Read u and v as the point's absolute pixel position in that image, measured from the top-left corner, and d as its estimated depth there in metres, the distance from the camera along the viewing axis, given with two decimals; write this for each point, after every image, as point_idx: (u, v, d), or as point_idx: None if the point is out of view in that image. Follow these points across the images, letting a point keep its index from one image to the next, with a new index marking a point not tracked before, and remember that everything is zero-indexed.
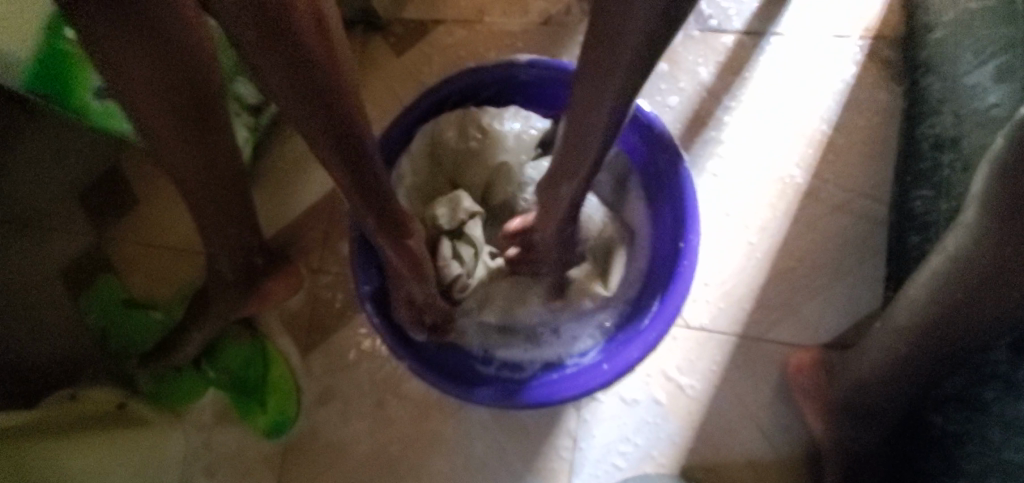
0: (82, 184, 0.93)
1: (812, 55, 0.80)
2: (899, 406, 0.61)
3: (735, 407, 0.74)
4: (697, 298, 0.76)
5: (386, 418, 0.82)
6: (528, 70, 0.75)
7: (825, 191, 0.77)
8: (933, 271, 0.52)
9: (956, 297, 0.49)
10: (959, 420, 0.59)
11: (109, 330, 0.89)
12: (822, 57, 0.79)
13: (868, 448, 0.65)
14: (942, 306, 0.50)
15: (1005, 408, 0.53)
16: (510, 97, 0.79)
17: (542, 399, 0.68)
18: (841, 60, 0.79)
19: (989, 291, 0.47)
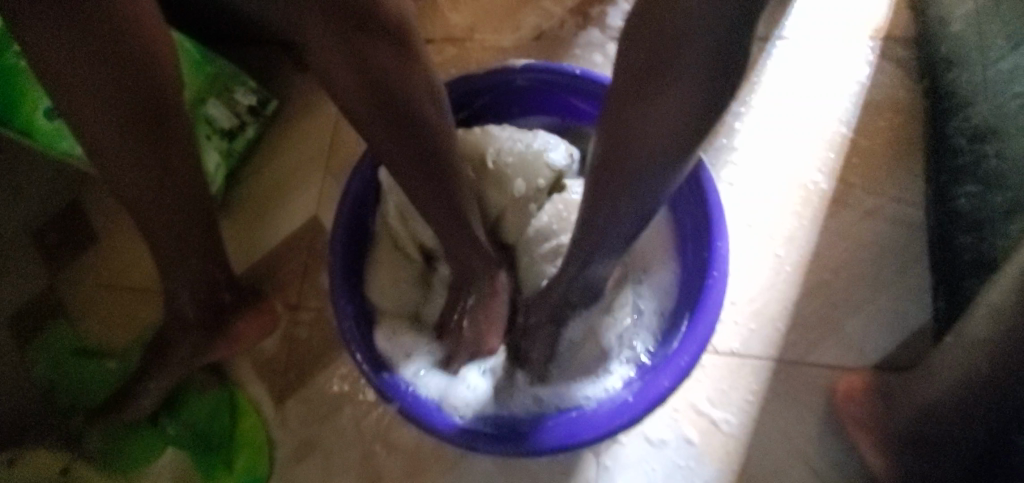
0: (39, 222, 0.85)
1: (822, 57, 0.76)
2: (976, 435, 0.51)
3: (778, 445, 0.64)
4: (724, 320, 0.68)
5: (375, 474, 0.71)
6: (525, 76, 0.70)
7: (852, 196, 0.70)
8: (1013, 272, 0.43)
9: None
10: None
11: (57, 383, 0.78)
12: (833, 59, 0.75)
13: None
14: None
15: None
16: (507, 108, 0.74)
17: (565, 441, 0.58)
18: (855, 62, 0.75)
19: None
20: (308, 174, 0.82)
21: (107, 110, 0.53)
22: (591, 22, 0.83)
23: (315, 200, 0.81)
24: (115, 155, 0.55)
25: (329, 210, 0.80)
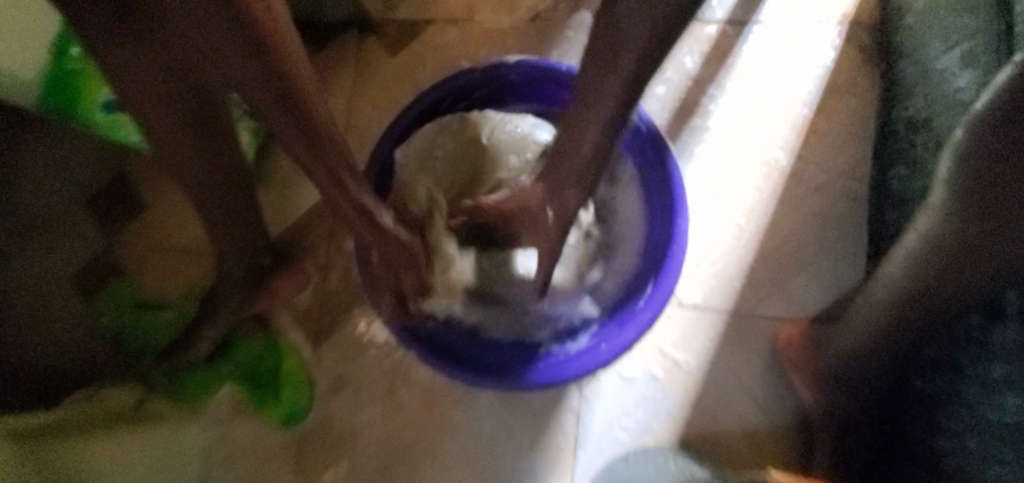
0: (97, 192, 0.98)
1: (792, 41, 0.83)
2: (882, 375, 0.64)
3: (729, 381, 0.78)
4: (689, 279, 0.80)
5: (396, 406, 0.86)
6: (518, 69, 0.78)
7: (806, 172, 0.80)
8: (906, 253, 0.54)
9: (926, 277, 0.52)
10: (934, 384, 0.62)
11: (122, 331, 0.91)
12: (803, 43, 0.83)
13: (852, 414, 0.68)
14: (917, 280, 0.53)
15: (982, 370, 0.55)
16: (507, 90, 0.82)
17: (545, 380, 0.72)
18: (822, 46, 0.82)
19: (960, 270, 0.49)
20: None
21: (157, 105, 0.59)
22: (583, 4, 0.90)
23: None
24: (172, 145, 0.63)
25: None
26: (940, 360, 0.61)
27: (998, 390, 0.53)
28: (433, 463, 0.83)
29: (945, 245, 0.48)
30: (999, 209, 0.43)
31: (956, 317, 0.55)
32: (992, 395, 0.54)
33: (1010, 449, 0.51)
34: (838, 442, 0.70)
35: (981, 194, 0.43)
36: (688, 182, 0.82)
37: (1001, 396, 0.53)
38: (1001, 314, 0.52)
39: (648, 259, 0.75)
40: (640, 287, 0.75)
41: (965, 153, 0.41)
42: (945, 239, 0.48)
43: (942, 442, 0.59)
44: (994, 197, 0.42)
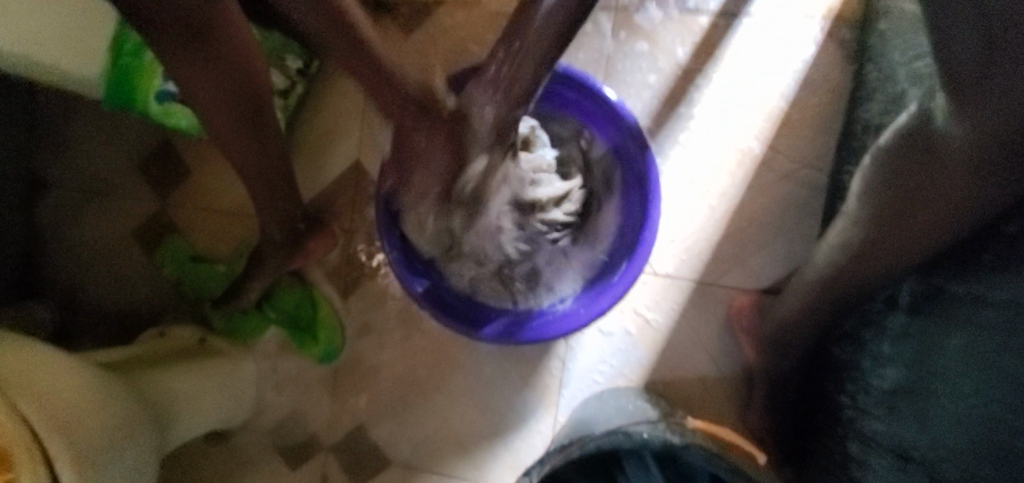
0: (150, 157, 1.11)
1: (775, 35, 0.89)
2: (807, 341, 0.79)
3: (689, 338, 0.92)
4: (663, 253, 0.93)
5: (412, 348, 1.03)
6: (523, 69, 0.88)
7: (775, 160, 0.90)
8: (833, 241, 0.68)
9: (845, 262, 0.65)
10: (849, 350, 0.74)
11: (181, 280, 1.09)
12: (785, 38, 0.89)
13: (784, 369, 0.83)
14: (839, 264, 0.67)
15: (880, 345, 0.68)
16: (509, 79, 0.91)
17: (534, 336, 0.89)
18: (804, 41, 0.89)
19: (868, 257, 0.63)
20: (350, 124, 1.02)
21: (207, 94, 0.72)
22: None
23: (356, 146, 1.03)
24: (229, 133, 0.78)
25: (368, 154, 1.02)
26: (852, 331, 0.73)
27: (890, 360, 0.67)
28: (443, 394, 1.02)
29: (856, 240, 0.63)
30: (897, 215, 0.58)
31: (866, 298, 0.68)
32: (883, 363, 0.67)
33: (892, 407, 0.65)
34: (770, 391, 0.85)
35: (888, 199, 0.58)
36: (669, 167, 0.92)
37: (894, 366, 0.66)
38: (897, 300, 0.66)
39: (625, 238, 0.88)
40: (617, 263, 0.88)
41: (882, 166, 0.58)
42: (857, 233, 0.63)
43: (845, 399, 0.73)
44: (895, 205, 0.58)
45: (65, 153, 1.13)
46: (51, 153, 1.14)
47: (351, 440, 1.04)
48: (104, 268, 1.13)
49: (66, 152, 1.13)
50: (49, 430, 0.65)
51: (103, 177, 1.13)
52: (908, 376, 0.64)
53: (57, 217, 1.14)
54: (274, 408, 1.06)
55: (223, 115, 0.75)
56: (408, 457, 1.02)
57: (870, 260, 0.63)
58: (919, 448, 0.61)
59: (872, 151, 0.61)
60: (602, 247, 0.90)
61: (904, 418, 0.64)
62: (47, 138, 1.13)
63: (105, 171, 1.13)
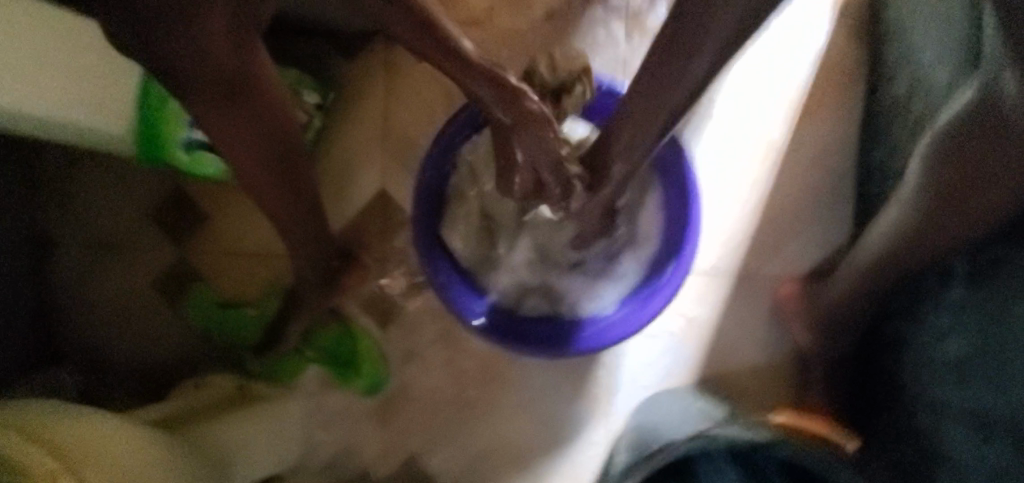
0: (167, 206, 1.09)
1: (789, 24, 0.91)
2: (863, 323, 0.80)
3: (738, 332, 0.93)
4: (703, 248, 0.93)
5: (458, 370, 1.02)
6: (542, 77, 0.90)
7: (804, 146, 0.91)
8: (886, 220, 0.68)
9: (903, 241, 0.67)
10: (905, 328, 0.78)
11: (212, 327, 1.07)
12: (799, 26, 0.91)
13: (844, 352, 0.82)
14: (899, 242, 0.67)
15: (939, 317, 0.74)
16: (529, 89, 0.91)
17: (590, 345, 0.87)
18: (817, 29, 0.91)
19: (927, 233, 0.64)
20: (373, 153, 1.02)
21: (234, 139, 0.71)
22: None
23: (381, 174, 1.02)
24: (260, 172, 0.77)
25: (393, 181, 1.02)
26: (908, 308, 0.78)
27: (949, 331, 0.73)
28: (495, 414, 1.01)
29: (915, 219, 0.64)
30: (957, 190, 0.59)
31: (920, 276, 0.73)
32: (950, 333, 0.73)
33: (960, 374, 0.71)
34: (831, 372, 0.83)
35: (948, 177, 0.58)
36: (699, 164, 0.93)
37: (956, 336, 0.72)
38: (951, 276, 0.74)
39: (669, 237, 0.88)
40: (662, 263, 0.88)
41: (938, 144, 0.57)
42: (913, 215, 0.63)
43: (906, 371, 0.77)
44: (955, 181, 0.58)
45: (75, 211, 1.10)
46: (60, 212, 1.10)
47: (405, 471, 1.02)
48: (127, 324, 1.09)
49: (76, 210, 1.10)
50: None
51: (118, 231, 1.10)
52: (974, 342, 0.71)
53: (72, 277, 1.10)
54: (322, 447, 1.04)
55: (258, 157, 0.74)
56: (465, 482, 1.01)
57: (930, 235, 0.64)
58: (1006, 412, 0.68)
59: (929, 130, 0.60)
60: (644, 250, 0.90)
61: (989, 386, 0.69)
62: (55, 197, 1.10)
63: (119, 224, 1.10)
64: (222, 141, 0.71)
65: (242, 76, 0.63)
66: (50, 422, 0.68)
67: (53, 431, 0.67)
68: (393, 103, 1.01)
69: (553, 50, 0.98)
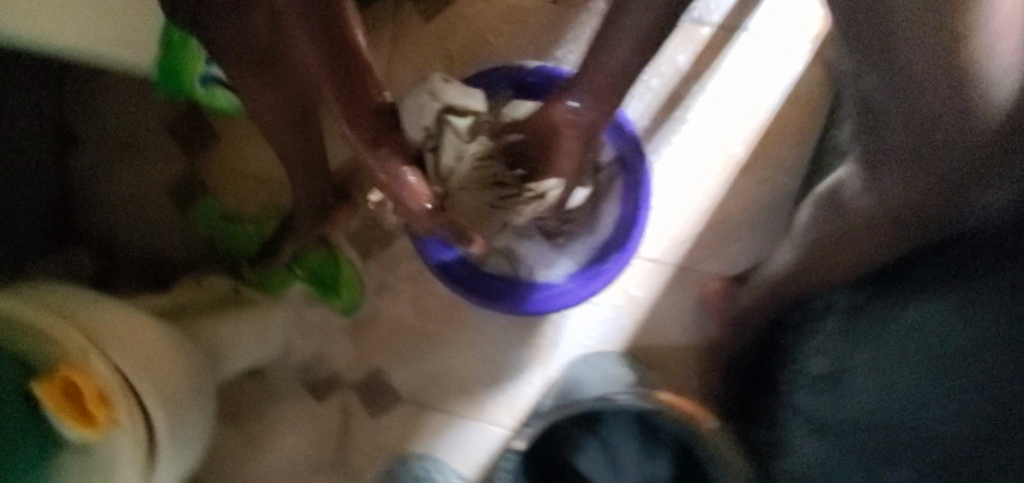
0: (182, 118, 1.20)
1: (766, 53, 1.02)
2: (759, 330, 0.93)
3: (669, 314, 1.07)
4: (653, 239, 1.06)
5: (425, 306, 1.18)
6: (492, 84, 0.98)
7: (758, 163, 1.03)
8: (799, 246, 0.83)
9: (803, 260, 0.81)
10: (791, 336, 0.84)
11: (213, 235, 1.20)
12: (774, 57, 1.02)
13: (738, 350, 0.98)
14: (804, 260, 0.81)
15: (816, 335, 0.78)
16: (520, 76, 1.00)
17: (537, 308, 1.02)
18: (789, 62, 1.02)
19: (821, 265, 0.79)
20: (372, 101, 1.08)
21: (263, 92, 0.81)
22: None
23: None
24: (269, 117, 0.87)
25: None
26: (795, 321, 0.84)
27: (821, 345, 0.76)
28: (451, 346, 1.18)
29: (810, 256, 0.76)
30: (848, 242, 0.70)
31: (806, 299, 0.81)
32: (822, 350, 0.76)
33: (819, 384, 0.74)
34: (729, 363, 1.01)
35: None
36: (664, 164, 1.04)
37: (823, 351, 0.75)
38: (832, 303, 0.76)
39: (620, 227, 1.01)
40: (610, 250, 1.01)
41: None
42: None
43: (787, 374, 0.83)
44: None
45: (97, 110, 1.20)
46: (83, 109, 1.21)
47: (371, 380, 1.20)
48: (137, 220, 1.22)
49: (99, 108, 1.20)
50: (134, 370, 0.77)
51: (135, 134, 1.21)
52: (836, 365, 0.72)
53: (90, 169, 1.21)
54: (302, 350, 1.21)
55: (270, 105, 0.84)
56: (419, 396, 1.19)
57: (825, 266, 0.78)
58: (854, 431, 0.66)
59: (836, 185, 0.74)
60: (601, 233, 1.02)
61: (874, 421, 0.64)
62: (79, 94, 1.20)
63: (137, 128, 1.21)
64: (242, 89, 0.81)
65: (263, 40, 0.73)
66: (72, 297, 0.81)
67: (75, 303, 0.80)
68: (396, 58, 1.08)
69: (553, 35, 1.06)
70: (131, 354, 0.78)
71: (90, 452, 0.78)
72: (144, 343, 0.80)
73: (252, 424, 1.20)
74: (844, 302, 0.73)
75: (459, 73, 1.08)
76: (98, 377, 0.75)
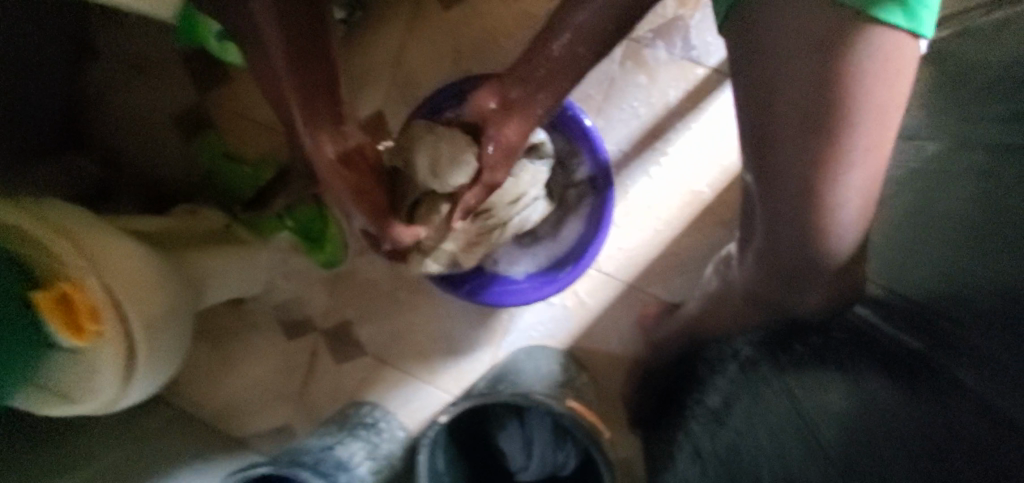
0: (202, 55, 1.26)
1: None
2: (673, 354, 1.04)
3: (611, 325, 1.17)
4: (610, 256, 1.15)
5: (398, 273, 1.29)
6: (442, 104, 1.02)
7: (719, 205, 1.11)
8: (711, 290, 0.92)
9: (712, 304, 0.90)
10: (700, 370, 0.93)
11: (215, 172, 1.28)
12: None
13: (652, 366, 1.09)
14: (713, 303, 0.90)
15: (721, 378, 0.86)
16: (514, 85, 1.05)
17: (490, 300, 1.11)
18: None
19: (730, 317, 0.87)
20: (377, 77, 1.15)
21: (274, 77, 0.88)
22: None
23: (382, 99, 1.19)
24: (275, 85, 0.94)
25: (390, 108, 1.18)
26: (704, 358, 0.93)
27: (722, 386, 0.84)
28: (415, 313, 1.29)
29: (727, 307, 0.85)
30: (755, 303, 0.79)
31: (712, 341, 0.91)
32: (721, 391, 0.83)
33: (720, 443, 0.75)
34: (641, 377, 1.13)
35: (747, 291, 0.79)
36: (634, 189, 1.12)
37: (722, 391, 0.83)
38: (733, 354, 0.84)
39: (581, 240, 1.09)
40: (567, 260, 1.10)
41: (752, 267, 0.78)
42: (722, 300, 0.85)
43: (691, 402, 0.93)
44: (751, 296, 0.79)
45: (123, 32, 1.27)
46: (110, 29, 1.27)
47: (338, 329, 1.32)
48: (147, 144, 1.30)
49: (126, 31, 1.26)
50: (123, 291, 0.88)
51: (156, 62, 1.27)
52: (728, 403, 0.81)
53: (110, 88, 1.28)
54: (282, 290, 1.32)
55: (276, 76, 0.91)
56: (379, 352, 1.30)
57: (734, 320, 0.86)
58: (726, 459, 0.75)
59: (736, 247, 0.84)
60: (563, 242, 1.11)
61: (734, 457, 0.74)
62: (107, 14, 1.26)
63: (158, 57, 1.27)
64: None
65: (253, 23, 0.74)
66: (68, 211, 0.89)
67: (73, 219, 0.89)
68: (408, 41, 1.14)
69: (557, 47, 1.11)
70: (123, 279, 0.88)
71: (78, 356, 0.90)
72: (133, 265, 0.90)
73: (228, 346, 1.33)
74: (746, 352, 0.80)
75: (464, 65, 1.14)
76: (90, 293, 0.86)
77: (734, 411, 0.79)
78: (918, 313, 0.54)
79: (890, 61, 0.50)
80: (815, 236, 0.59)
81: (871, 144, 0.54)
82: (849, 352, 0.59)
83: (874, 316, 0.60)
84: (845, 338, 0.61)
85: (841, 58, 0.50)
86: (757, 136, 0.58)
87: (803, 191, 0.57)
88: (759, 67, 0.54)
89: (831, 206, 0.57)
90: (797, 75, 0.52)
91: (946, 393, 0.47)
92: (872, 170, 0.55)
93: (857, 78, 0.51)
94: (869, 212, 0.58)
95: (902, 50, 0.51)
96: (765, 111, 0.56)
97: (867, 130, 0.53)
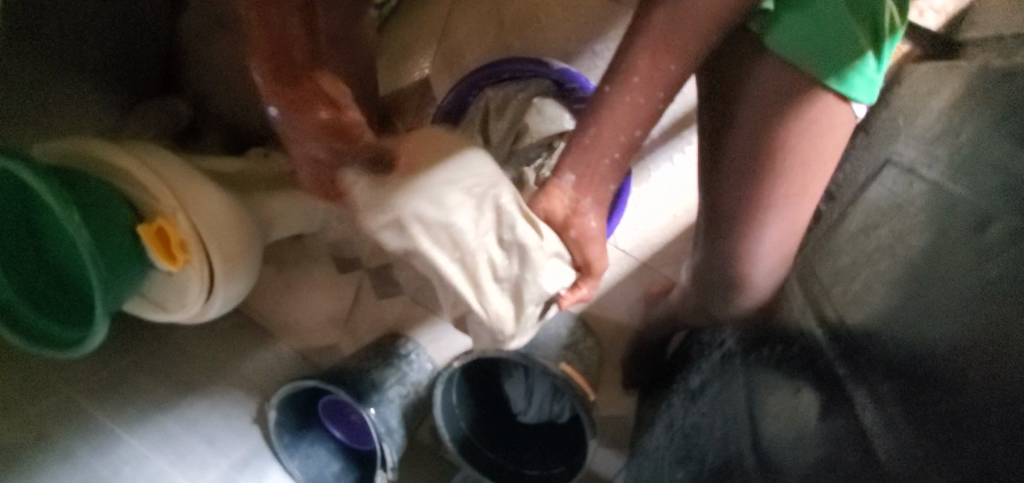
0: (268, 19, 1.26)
1: None
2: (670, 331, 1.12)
3: (622, 298, 1.24)
4: (625, 235, 1.21)
5: None
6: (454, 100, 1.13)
7: None
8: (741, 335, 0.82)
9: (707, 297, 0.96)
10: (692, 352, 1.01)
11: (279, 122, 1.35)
12: None
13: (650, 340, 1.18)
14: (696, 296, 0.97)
15: (704, 364, 0.94)
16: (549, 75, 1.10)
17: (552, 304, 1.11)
18: None
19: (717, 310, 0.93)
20: (424, 45, 1.22)
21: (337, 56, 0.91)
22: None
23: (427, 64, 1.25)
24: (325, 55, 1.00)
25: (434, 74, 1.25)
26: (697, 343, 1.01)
27: (706, 370, 0.92)
28: None
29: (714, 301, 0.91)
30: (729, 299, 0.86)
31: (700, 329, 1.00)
32: (702, 374, 0.92)
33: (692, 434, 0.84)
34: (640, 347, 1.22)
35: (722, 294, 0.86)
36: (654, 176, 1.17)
37: (704, 374, 0.92)
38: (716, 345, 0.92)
39: None
40: None
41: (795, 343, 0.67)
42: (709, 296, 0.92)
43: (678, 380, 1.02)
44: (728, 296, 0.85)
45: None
46: None
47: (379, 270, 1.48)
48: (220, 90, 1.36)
49: None
50: (205, 228, 1.05)
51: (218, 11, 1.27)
52: (704, 385, 0.90)
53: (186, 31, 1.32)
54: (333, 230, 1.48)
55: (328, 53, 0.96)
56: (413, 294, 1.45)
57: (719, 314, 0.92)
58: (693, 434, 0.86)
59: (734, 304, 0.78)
60: None
61: (697, 436, 0.84)
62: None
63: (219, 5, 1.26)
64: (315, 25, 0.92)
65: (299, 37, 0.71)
66: (159, 154, 1.05)
67: (165, 163, 1.04)
68: (456, 12, 1.19)
69: (596, 27, 1.13)
70: (205, 219, 1.05)
71: (172, 277, 1.11)
72: (212, 205, 1.06)
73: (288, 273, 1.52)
74: (729, 344, 0.88)
75: (507, 41, 1.18)
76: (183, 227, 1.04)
77: (706, 393, 0.88)
78: (851, 345, 0.62)
79: (817, 124, 0.67)
80: (746, 251, 0.76)
81: (791, 193, 0.71)
82: (797, 366, 0.68)
83: (823, 336, 0.67)
84: (798, 352, 0.70)
85: (779, 123, 0.67)
86: (713, 169, 0.74)
87: (744, 216, 0.74)
88: (731, 115, 0.70)
89: (758, 231, 0.74)
90: (750, 133, 0.69)
91: (853, 427, 0.56)
92: (795, 207, 0.73)
93: (791, 138, 0.67)
94: (792, 238, 0.76)
95: (831, 116, 0.66)
96: (725, 155, 0.72)
97: (791, 181, 0.70)
